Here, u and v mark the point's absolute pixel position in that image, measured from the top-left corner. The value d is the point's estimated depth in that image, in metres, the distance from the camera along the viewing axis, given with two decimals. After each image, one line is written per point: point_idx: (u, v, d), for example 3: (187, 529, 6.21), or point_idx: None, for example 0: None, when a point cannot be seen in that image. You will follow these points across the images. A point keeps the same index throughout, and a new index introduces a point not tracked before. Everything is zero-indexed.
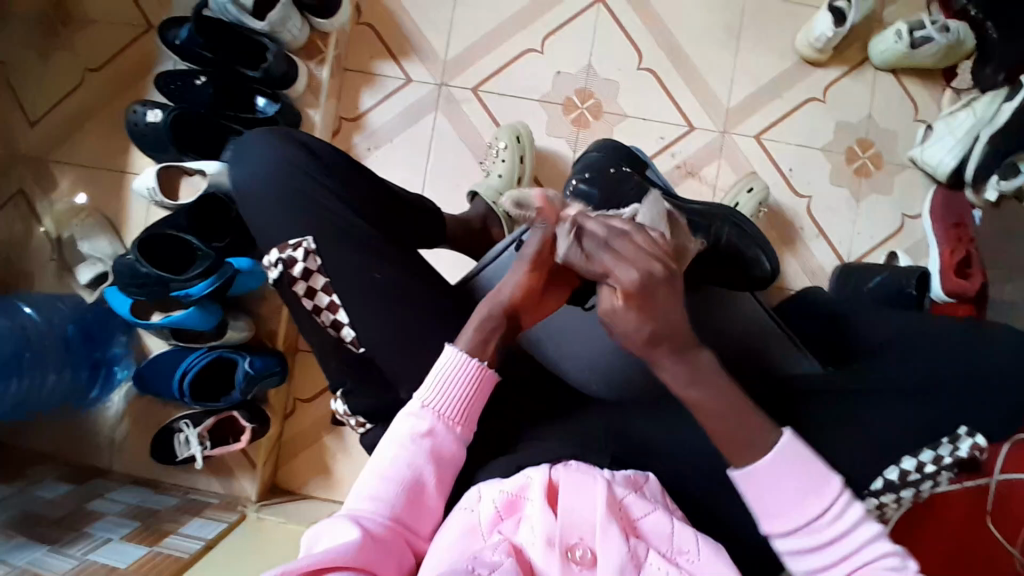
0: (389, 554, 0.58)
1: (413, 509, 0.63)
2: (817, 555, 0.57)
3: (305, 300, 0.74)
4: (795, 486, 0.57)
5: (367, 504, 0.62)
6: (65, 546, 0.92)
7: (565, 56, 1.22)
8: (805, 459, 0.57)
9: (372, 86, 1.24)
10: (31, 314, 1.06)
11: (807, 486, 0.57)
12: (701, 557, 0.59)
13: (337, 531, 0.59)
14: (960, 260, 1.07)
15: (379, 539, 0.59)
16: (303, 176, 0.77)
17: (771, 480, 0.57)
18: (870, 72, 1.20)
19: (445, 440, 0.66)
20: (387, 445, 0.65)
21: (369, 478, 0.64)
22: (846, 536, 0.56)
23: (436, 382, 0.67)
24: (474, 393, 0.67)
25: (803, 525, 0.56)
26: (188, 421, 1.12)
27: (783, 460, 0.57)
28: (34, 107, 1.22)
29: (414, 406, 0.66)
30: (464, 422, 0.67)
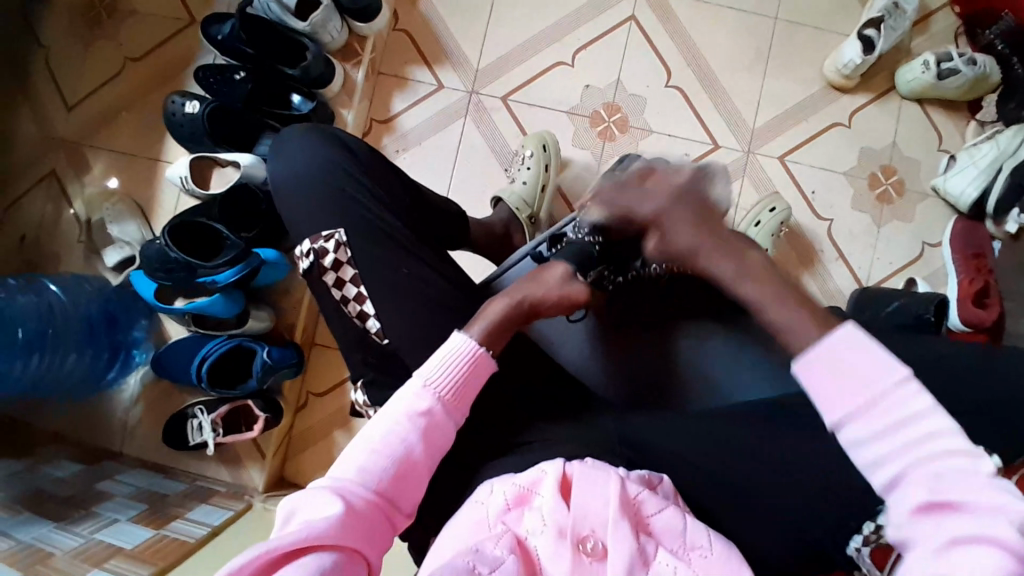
0: (368, 532, 0.58)
1: (399, 485, 0.62)
2: (879, 445, 0.50)
3: (334, 289, 0.75)
4: (854, 372, 0.52)
5: (353, 475, 0.61)
6: (71, 524, 0.93)
7: (594, 71, 1.24)
8: (863, 347, 0.52)
9: (404, 91, 1.26)
10: (56, 291, 1.08)
11: (863, 375, 0.51)
12: (713, 555, 0.58)
13: (321, 503, 0.58)
14: (979, 289, 1.07)
15: (362, 514, 0.59)
16: (337, 166, 0.78)
17: (830, 367, 0.53)
18: (895, 101, 1.21)
19: (442, 421, 0.65)
20: (382, 418, 0.64)
21: (358, 448, 0.63)
22: (912, 425, 0.49)
23: (441, 362, 0.67)
24: (474, 379, 0.68)
25: (863, 407, 0.51)
26: (202, 408, 1.13)
27: (843, 345, 0.53)
28: (72, 93, 1.25)
29: (416, 385, 0.66)
30: (461, 407, 0.67)
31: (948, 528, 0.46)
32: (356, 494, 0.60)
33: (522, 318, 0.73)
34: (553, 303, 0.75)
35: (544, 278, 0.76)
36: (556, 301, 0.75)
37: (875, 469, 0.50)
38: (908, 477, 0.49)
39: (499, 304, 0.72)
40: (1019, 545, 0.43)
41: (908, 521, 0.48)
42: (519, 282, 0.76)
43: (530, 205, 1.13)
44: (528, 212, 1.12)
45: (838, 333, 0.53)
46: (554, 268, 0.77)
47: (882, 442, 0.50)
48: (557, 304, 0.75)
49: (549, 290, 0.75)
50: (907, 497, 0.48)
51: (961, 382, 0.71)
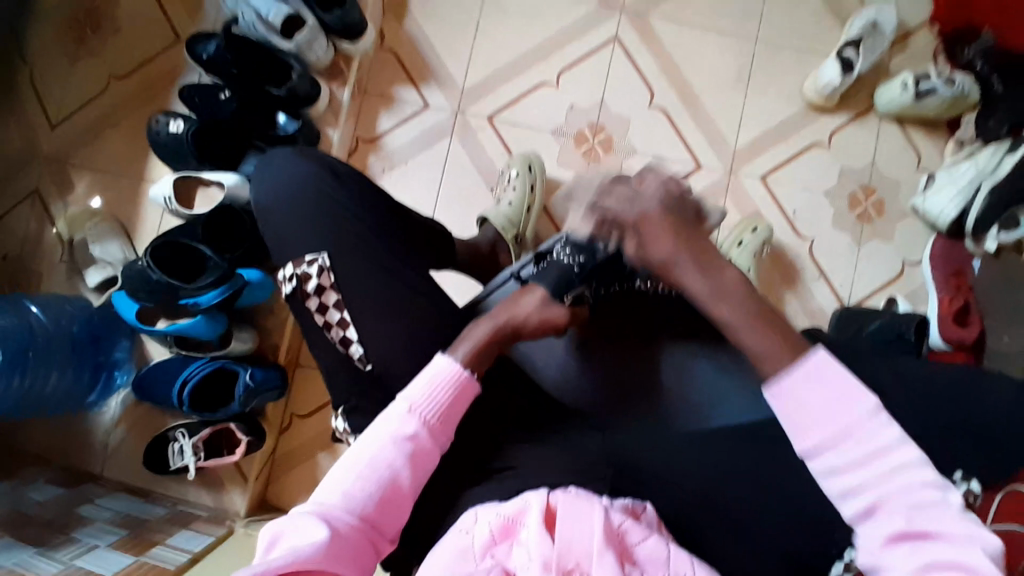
0: (353, 558, 0.58)
1: (384, 510, 0.62)
2: (852, 475, 0.52)
3: (316, 315, 0.74)
4: (825, 406, 0.53)
5: (336, 501, 0.61)
6: (50, 551, 0.91)
7: (579, 91, 1.25)
8: (839, 377, 0.53)
9: (391, 109, 1.27)
10: (38, 314, 1.06)
11: (837, 404, 0.53)
12: None
13: (304, 528, 0.58)
14: (959, 308, 1.08)
15: (346, 540, 0.58)
16: (320, 190, 0.78)
17: (805, 395, 0.54)
18: (875, 120, 1.23)
19: (427, 447, 0.65)
20: (366, 442, 0.64)
21: (341, 472, 0.63)
22: (882, 457, 0.51)
23: (425, 385, 0.67)
24: (458, 401, 0.67)
25: (837, 440, 0.52)
26: (184, 430, 1.12)
27: (818, 375, 0.54)
28: (56, 111, 1.25)
29: (400, 410, 0.65)
30: (446, 432, 0.67)
31: (918, 559, 0.48)
32: (340, 518, 0.60)
33: (504, 342, 0.73)
34: (536, 325, 0.75)
35: (524, 301, 0.77)
36: (537, 323, 0.75)
37: (848, 500, 0.52)
38: (881, 506, 0.50)
39: (482, 327, 0.72)
40: (991, 574, 0.45)
41: (882, 553, 0.49)
42: (498, 306, 0.76)
43: (515, 224, 1.13)
44: (513, 231, 1.12)
45: (809, 362, 0.54)
46: (534, 291, 0.78)
47: (855, 475, 0.52)
48: (536, 325, 0.75)
49: (532, 313, 0.75)
50: (881, 526, 0.50)
51: (943, 405, 0.71)
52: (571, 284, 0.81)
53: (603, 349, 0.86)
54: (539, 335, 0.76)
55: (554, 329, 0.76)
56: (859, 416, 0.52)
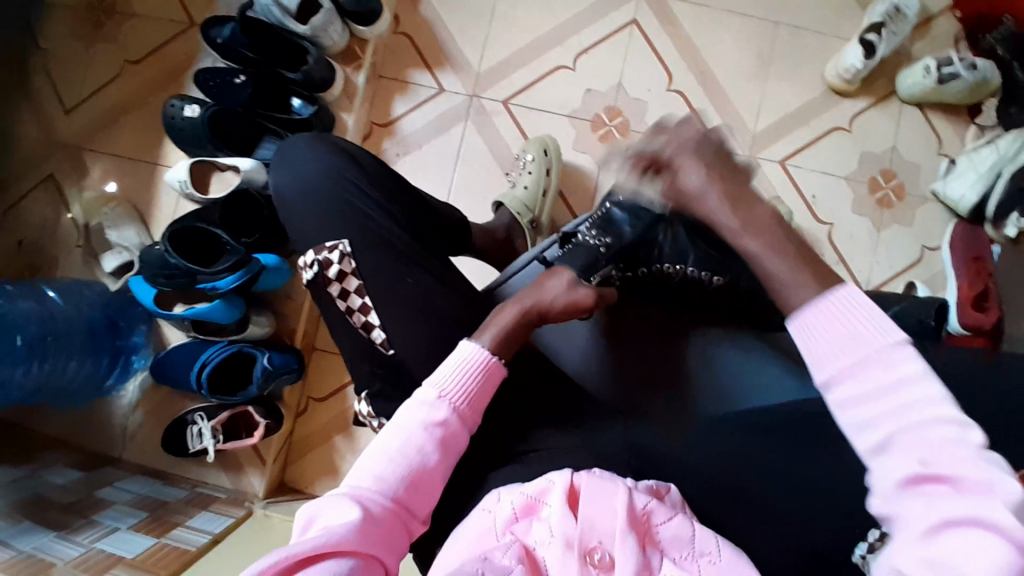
0: (385, 540, 0.58)
1: (416, 493, 0.62)
2: (866, 410, 0.50)
3: (338, 300, 0.74)
4: (843, 332, 0.52)
5: (370, 483, 0.61)
6: (72, 532, 0.92)
7: (595, 75, 1.24)
8: (861, 306, 0.52)
9: (405, 94, 1.26)
10: (55, 298, 1.07)
11: (855, 334, 0.51)
12: (722, 558, 0.59)
13: (337, 508, 0.58)
14: (979, 292, 1.08)
15: (379, 522, 0.58)
16: (343, 177, 0.78)
17: (824, 326, 0.53)
18: (896, 105, 1.21)
19: (457, 430, 0.65)
20: (397, 426, 0.64)
21: (372, 455, 0.63)
22: (898, 390, 0.49)
23: (454, 370, 0.67)
24: (485, 385, 0.68)
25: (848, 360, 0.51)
26: (202, 414, 1.12)
27: (836, 307, 0.54)
28: (70, 96, 1.24)
29: (430, 396, 0.65)
30: (475, 416, 0.67)
31: (930, 496, 0.44)
32: (373, 500, 0.60)
33: (529, 327, 0.72)
34: (559, 309, 0.74)
35: (549, 285, 0.75)
36: (563, 308, 0.74)
37: (863, 437, 0.50)
38: (897, 442, 0.48)
39: (507, 311, 0.72)
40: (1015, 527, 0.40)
41: (893, 492, 0.46)
42: (523, 290, 0.75)
43: (532, 209, 1.13)
44: (530, 216, 1.12)
45: (834, 295, 0.54)
46: (562, 276, 0.76)
47: (864, 401, 0.50)
48: (559, 308, 0.74)
49: (557, 297, 0.74)
50: (894, 464, 0.47)
51: (972, 390, 0.70)
52: (596, 263, 0.81)
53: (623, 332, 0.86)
54: (565, 319, 0.75)
55: (578, 311, 0.75)
56: (877, 344, 0.50)
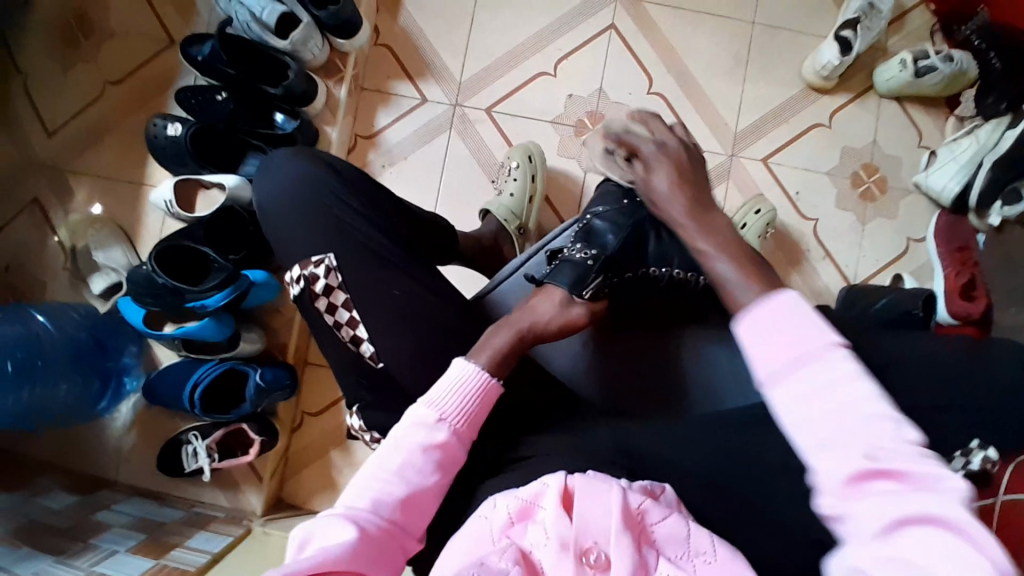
0: (381, 561, 0.58)
1: (410, 512, 0.62)
2: (809, 412, 0.48)
3: (326, 315, 0.75)
4: (795, 340, 0.49)
5: (365, 502, 0.61)
6: (71, 557, 0.91)
7: (575, 80, 1.24)
8: (803, 310, 0.50)
9: (388, 105, 1.26)
10: (43, 322, 1.06)
11: (795, 335, 0.49)
12: (717, 557, 0.59)
13: (332, 529, 0.58)
14: (965, 283, 1.08)
15: (375, 543, 0.59)
16: (326, 192, 0.78)
17: (767, 323, 0.51)
18: (874, 99, 1.23)
19: (454, 452, 0.65)
20: (395, 445, 0.64)
21: (370, 474, 0.63)
22: (839, 391, 0.47)
23: (453, 391, 0.67)
24: (482, 405, 0.68)
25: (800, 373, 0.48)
26: (197, 433, 1.12)
27: (787, 314, 0.50)
28: (52, 119, 1.24)
29: (429, 417, 0.65)
30: (471, 436, 0.67)
31: (889, 500, 0.43)
32: (369, 520, 0.60)
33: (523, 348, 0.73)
34: (553, 330, 0.75)
35: (540, 306, 0.76)
36: (556, 328, 0.75)
37: (813, 450, 0.47)
38: (841, 447, 0.46)
39: (500, 332, 0.72)
40: (971, 525, 0.40)
41: (843, 497, 0.45)
42: (513, 313, 0.76)
43: (518, 215, 1.13)
44: (517, 223, 1.12)
45: (779, 296, 0.51)
46: (551, 295, 0.77)
47: (815, 422, 0.47)
48: (552, 329, 0.75)
49: (548, 319, 0.75)
50: (841, 468, 0.45)
51: (961, 380, 0.70)
52: (587, 278, 0.77)
53: (613, 336, 0.86)
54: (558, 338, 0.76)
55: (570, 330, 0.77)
56: (818, 345, 0.48)
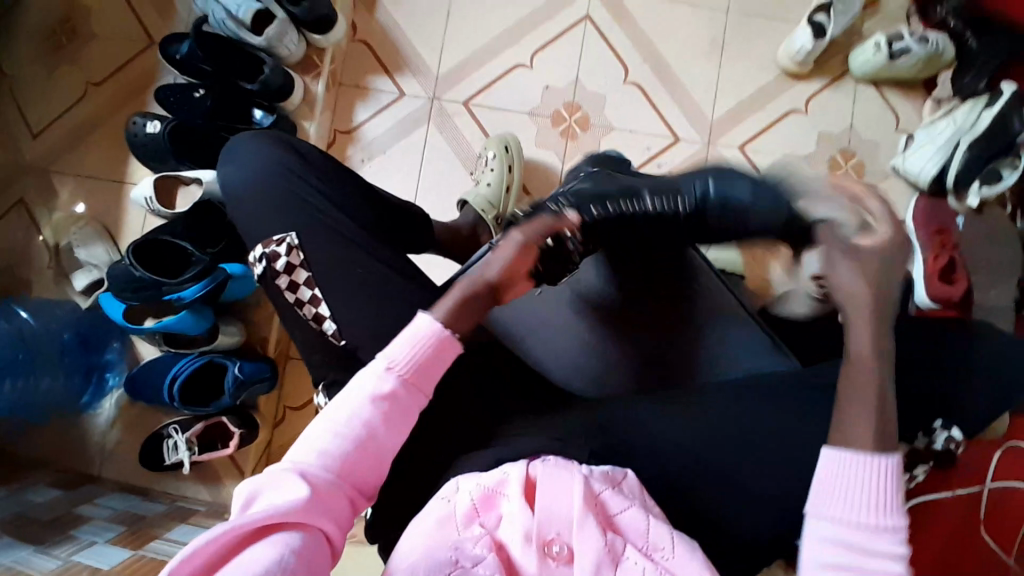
0: (331, 512, 0.59)
1: (360, 467, 0.62)
2: (846, 552, 0.58)
3: (287, 292, 0.77)
4: (864, 498, 0.59)
5: (314, 458, 0.61)
6: (51, 546, 0.92)
7: (553, 71, 1.25)
8: (893, 484, 0.59)
9: (366, 100, 1.27)
10: (27, 317, 1.08)
11: (873, 504, 0.59)
12: (676, 555, 0.61)
13: (282, 483, 0.58)
14: (945, 265, 1.08)
15: (325, 496, 0.59)
16: (293, 178, 0.81)
17: (852, 478, 0.60)
18: (850, 84, 1.23)
19: (404, 403, 0.65)
20: (344, 399, 0.64)
21: (319, 430, 0.62)
22: (875, 557, 0.57)
23: (406, 343, 0.67)
24: (437, 357, 0.67)
25: (865, 528, 0.58)
26: (177, 426, 1.13)
27: (875, 481, 0.59)
28: (36, 120, 1.26)
29: (379, 367, 0.65)
30: (423, 387, 0.67)
31: None
32: (319, 475, 0.60)
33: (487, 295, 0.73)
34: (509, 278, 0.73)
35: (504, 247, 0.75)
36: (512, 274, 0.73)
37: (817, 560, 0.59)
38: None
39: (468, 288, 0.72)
40: None
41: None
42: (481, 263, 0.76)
43: (495, 206, 1.13)
44: (494, 213, 1.12)
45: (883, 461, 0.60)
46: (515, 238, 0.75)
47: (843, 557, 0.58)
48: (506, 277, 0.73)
49: (511, 267, 0.73)
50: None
51: None
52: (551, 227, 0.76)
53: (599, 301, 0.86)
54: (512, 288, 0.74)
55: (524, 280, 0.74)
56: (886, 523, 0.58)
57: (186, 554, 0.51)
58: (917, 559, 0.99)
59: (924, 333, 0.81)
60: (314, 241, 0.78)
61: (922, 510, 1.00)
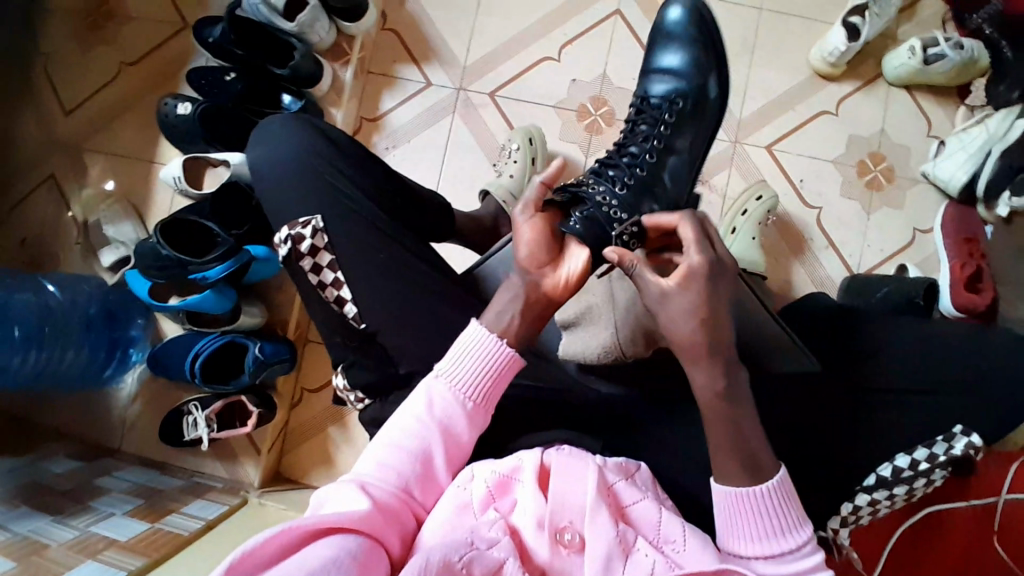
0: (394, 523, 0.60)
1: (421, 480, 0.65)
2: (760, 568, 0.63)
3: (311, 275, 0.79)
4: (761, 522, 0.64)
5: (376, 471, 0.64)
6: (69, 517, 0.95)
7: (580, 65, 1.25)
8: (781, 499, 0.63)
9: (393, 88, 1.28)
10: (54, 291, 1.10)
11: (771, 524, 0.63)
12: (687, 547, 0.63)
13: (346, 494, 0.61)
14: (972, 274, 1.06)
15: (388, 507, 0.61)
16: (320, 162, 0.82)
17: (747, 507, 0.64)
18: (882, 88, 1.21)
19: (460, 417, 0.68)
20: (404, 415, 0.67)
21: (381, 446, 0.66)
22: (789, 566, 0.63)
23: (459, 357, 0.69)
24: (494, 373, 0.69)
25: (777, 554, 0.63)
26: (198, 403, 1.15)
27: (768, 504, 0.63)
28: (70, 99, 1.28)
29: (434, 382, 0.68)
30: (482, 402, 0.69)
31: None
32: (380, 488, 0.63)
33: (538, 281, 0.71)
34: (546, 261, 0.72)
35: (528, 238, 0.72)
36: (536, 257, 0.72)
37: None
38: None
39: (502, 287, 0.72)
40: None
41: None
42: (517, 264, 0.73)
43: (518, 197, 1.14)
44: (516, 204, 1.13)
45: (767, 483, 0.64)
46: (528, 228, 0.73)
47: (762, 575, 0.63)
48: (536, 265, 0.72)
49: (531, 237, 0.72)
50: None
51: None
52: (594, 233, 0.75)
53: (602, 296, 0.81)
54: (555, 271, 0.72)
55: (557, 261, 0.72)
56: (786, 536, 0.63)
57: (248, 547, 0.50)
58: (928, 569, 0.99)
59: (947, 344, 0.80)
60: (338, 226, 0.79)
61: (933, 516, 1.00)
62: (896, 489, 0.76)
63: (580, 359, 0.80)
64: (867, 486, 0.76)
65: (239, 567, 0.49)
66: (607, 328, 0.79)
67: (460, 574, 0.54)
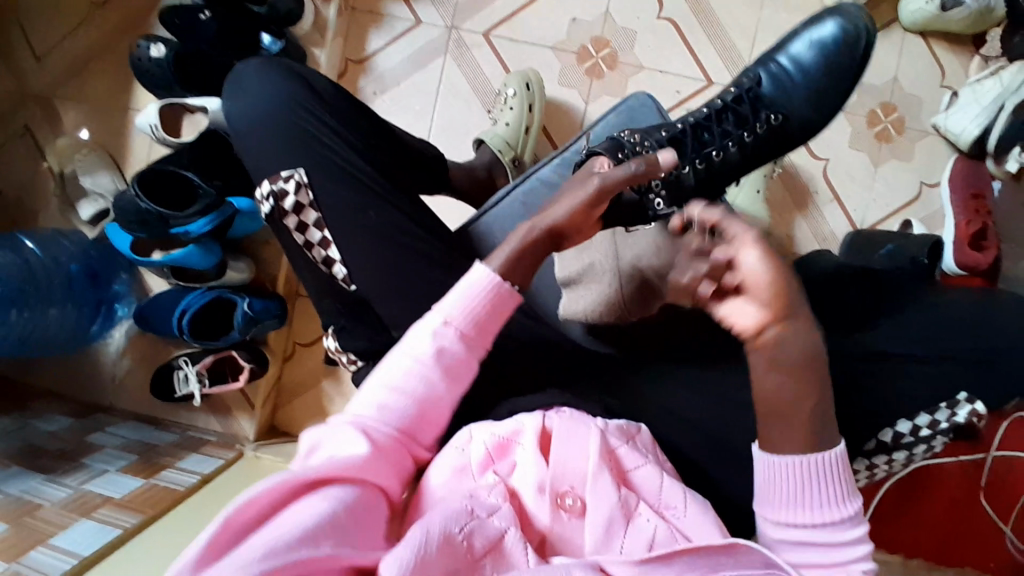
0: (391, 468, 0.59)
1: (420, 423, 0.62)
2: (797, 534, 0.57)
3: (296, 233, 0.75)
4: (815, 488, 0.57)
5: (373, 413, 0.61)
6: (61, 475, 0.94)
7: (580, 3, 1.17)
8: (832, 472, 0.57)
9: (380, 26, 1.21)
10: (33, 248, 1.04)
11: (819, 496, 0.57)
12: (687, 514, 0.61)
13: (342, 438, 0.58)
14: (977, 232, 1.03)
15: (385, 452, 0.59)
16: (303, 111, 0.77)
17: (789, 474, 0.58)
18: (898, 33, 1.15)
19: (463, 359, 0.63)
20: (402, 354, 0.63)
21: (378, 384, 0.62)
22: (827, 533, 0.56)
23: (462, 296, 0.64)
24: (496, 312, 0.65)
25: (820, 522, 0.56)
26: (188, 359, 1.13)
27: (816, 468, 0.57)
28: (40, 43, 1.19)
29: (436, 322, 0.63)
30: (483, 342, 0.65)
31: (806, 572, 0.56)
32: (379, 431, 0.60)
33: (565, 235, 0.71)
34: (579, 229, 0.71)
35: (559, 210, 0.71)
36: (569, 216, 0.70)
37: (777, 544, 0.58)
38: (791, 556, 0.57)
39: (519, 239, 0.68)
40: None
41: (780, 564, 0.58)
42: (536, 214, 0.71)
43: (513, 146, 1.09)
44: (511, 154, 1.08)
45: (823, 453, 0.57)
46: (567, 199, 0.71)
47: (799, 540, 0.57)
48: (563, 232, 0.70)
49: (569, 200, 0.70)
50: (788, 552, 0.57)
51: None
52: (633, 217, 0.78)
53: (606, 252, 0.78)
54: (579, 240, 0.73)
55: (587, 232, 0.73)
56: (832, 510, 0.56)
57: (242, 501, 0.49)
58: (913, 522, 1.02)
59: (953, 309, 0.78)
60: (324, 183, 0.75)
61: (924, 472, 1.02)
62: (895, 455, 0.76)
63: (581, 316, 0.78)
64: (866, 453, 0.76)
65: (236, 520, 0.48)
66: (607, 280, 0.76)
67: (460, 548, 0.53)
